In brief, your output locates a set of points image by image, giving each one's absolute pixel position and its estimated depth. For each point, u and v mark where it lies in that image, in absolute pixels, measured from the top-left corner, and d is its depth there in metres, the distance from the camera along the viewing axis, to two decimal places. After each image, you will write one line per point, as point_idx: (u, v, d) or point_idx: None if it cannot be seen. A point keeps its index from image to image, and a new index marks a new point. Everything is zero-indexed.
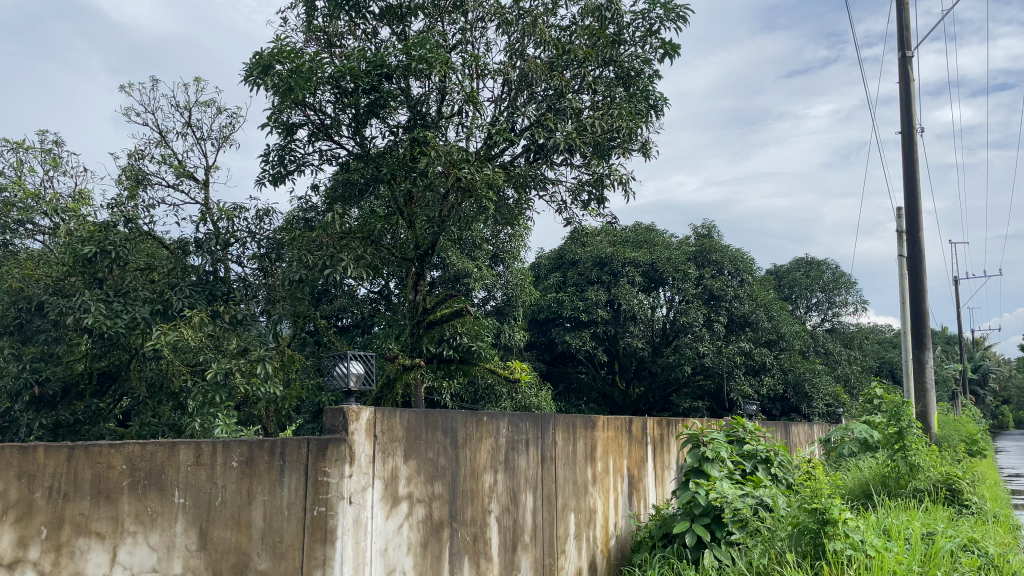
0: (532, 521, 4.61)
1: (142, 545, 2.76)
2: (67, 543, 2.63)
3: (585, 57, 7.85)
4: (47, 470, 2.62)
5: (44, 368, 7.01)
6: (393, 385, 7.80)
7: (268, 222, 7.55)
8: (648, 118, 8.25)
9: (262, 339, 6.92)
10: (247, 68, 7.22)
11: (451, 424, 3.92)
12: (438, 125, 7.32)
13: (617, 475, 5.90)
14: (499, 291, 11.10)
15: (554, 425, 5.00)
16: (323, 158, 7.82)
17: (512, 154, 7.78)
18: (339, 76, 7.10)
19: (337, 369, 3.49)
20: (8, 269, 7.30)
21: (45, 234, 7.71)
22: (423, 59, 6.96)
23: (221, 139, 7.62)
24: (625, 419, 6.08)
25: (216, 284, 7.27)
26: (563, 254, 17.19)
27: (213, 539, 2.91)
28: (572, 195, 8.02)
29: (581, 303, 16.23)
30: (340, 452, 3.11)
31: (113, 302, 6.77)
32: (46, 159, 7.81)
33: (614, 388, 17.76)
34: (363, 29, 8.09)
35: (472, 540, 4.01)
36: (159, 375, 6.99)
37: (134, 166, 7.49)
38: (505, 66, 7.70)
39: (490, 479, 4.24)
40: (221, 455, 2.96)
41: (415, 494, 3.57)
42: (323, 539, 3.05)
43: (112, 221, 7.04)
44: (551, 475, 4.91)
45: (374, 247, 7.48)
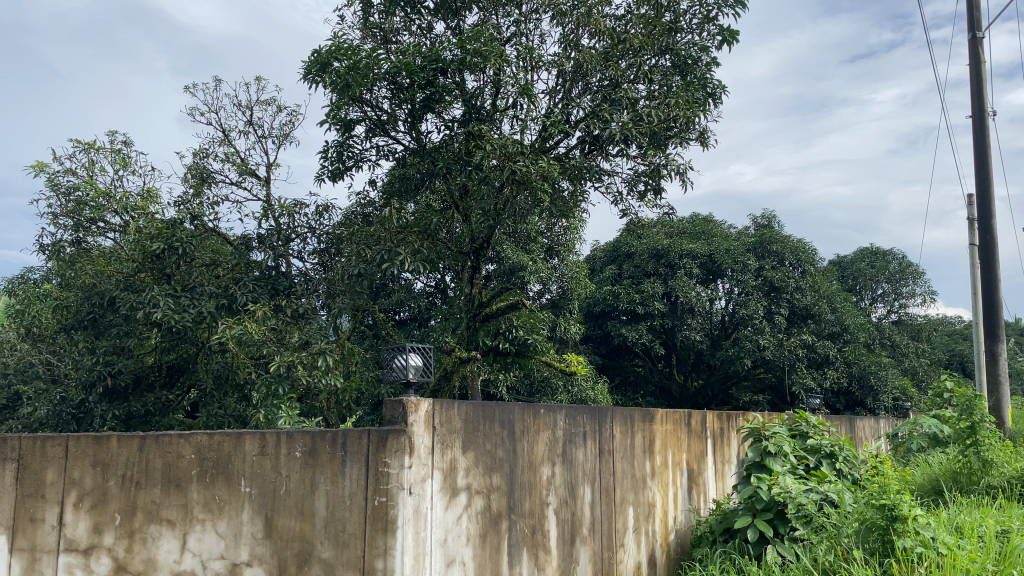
0: (590, 515, 4.60)
1: (209, 532, 3.19)
2: (138, 529, 3.23)
3: (640, 46, 7.78)
4: (119, 460, 3.29)
5: (116, 361, 7.25)
6: (450, 378, 7.80)
7: (328, 218, 7.67)
8: (705, 107, 8.12)
9: (322, 333, 7.03)
10: (306, 65, 7.33)
11: (509, 415, 3.93)
12: (493, 118, 7.38)
13: (676, 468, 5.85)
14: (554, 283, 11.04)
15: (612, 418, 4.97)
16: (381, 154, 7.91)
17: (567, 145, 7.77)
18: (395, 72, 7.15)
19: (397, 361, 3.54)
20: (82, 266, 7.59)
21: (116, 232, 7.98)
22: (478, 52, 7.01)
23: (281, 136, 7.77)
24: (683, 412, 6.02)
25: (278, 279, 7.42)
26: (619, 246, 17.01)
27: (278, 526, 3.17)
28: (628, 186, 7.94)
29: (637, 296, 16.09)
30: (400, 443, 3.07)
31: (180, 297, 6.97)
32: (116, 159, 8.09)
33: (671, 381, 17.57)
34: (418, 24, 8.15)
35: (531, 533, 4.02)
36: (225, 368, 7.18)
37: (200, 164, 7.71)
38: (560, 57, 7.68)
39: (548, 471, 4.25)
40: (285, 446, 3.21)
41: (474, 485, 3.60)
42: (384, 530, 3.04)
43: (178, 218, 7.27)
44: (609, 468, 4.89)
45: (430, 242, 7.54)
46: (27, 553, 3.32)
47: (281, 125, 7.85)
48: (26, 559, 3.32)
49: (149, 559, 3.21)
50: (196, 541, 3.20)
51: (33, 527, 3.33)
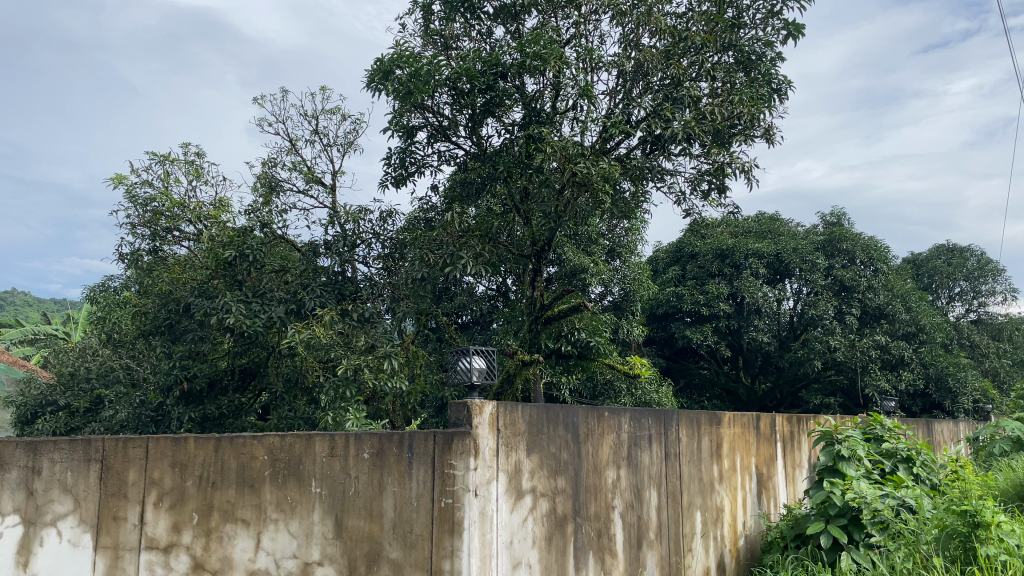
0: (656, 519, 4.55)
1: (282, 532, 3.25)
2: (216, 528, 3.22)
3: (702, 43, 7.67)
4: (196, 460, 3.27)
5: (192, 365, 7.52)
6: (513, 380, 7.76)
7: (392, 223, 7.79)
8: (771, 103, 7.95)
9: (387, 336, 7.13)
10: (369, 74, 7.51)
11: (572, 418, 3.92)
12: (554, 120, 7.33)
13: (744, 473, 5.73)
14: (616, 285, 10.97)
15: (677, 421, 4.91)
16: (443, 159, 7.99)
17: (628, 146, 7.72)
18: (456, 77, 7.20)
19: (461, 364, 3.61)
20: (158, 274, 7.89)
21: (190, 240, 8.26)
22: (538, 55, 7.00)
23: (346, 144, 7.92)
24: (751, 416, 5.90)
25: (344, 284, 7.58)
26: (682, 247, 16.79)
27: (348, 527, 3.28)
28: (691, 185, 7.84)
29: (701, 297, 15.83)
30: (464, 445, 3.25)
31: (251, 303, 7.17)
32: (190, 170, 8.37)
33: (737, 384, 17.29)
34: (478, 30, 8.20)
35: (597, 536, 4.00)
36: (294, 371, 7.37)
37: (268, 173, 7.92)
38: (620, 57, 7.62)
39: (613, 474, 4.22)
40: (354, 448, 3.34)
41: (538, 488, 3.61)
42: (451, 531, 3.26)
43: (249, 226, 7.50)
44: (675, 472, 4.82)
45: (492, 245, 7.60)
46: (111, 551, 3.16)
47: (345, 134, 7.99)
48: (110, 558, 3.15)
49: (226, 558, 3.21)
50: (270, 540, 3.24)
51: (116, 525, 3.18)
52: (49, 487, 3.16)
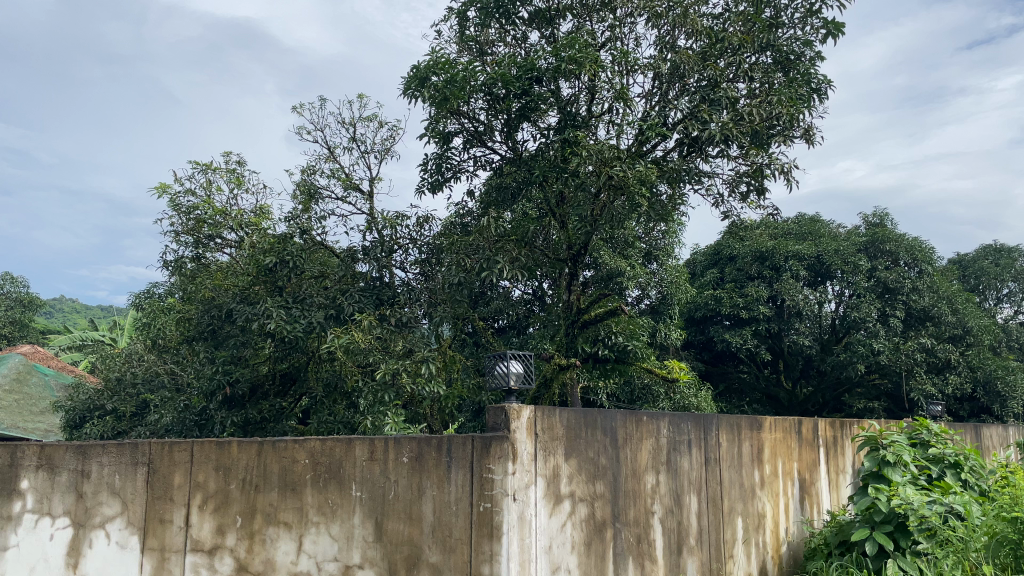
0: (697, 525, 4.50)
1: (323, 535, 3.38)
2: (258, 531, 3.43)
3: (740, 44, 7.59)
4: (239, 464, 3.50)
5: (234, 370, 7.64)
6: (549, 385, 7.71)
7: (428, 229, 7.83)
8: (810, 103, 7.84)
9: (425, 341, 7.18)
10: (406, 81, 7.60)
11: (611, 423, 3.91)
12: (589, 124, 7.33)
13: (787, 478, 5.65)
14: (653, 288, 10.90)
15: (717, 426, 4.86)
16: (478, 164, 8.02)
17: (665, 148, 7.66)
18: (492, 83, 7.23)
19: (498, 368, 3.68)
20: (201, 281, 8.10)
21: (232, 247, 8.40)
22: (572, 59, 6.99)
23: (383, 151, 8.00)
24: (793, 420, 5.82)
25: (382, 289, 7.63)
26: (720, 250, 16.63)
27: (388, 530, 3.34)
28: (729, 187, 7.75)
29: (740, 300, 15.65)
30: (503, 449, 3.20)
31: (292, 309, 7.27)
32: (231, 178, 8.53)
33: (778, 388, 17.04)
34: (513, 35, 8.25)
35: (636, 542, 3.97)
36: (334, 376, 7.44)
37: (307, 181, 8.04)
38: (656, 59, 7.56)
39: (652, 479, 4.18)
40: (394, 451, 3.38)
41: (577, 492, 3.59)
42: (489, 535, 3.20)
43: (289, 233, 7.60)
44: (716, 477, 4.77)
45: (528, 249, 7.62)
46: (158, 551, 3.53)
47: (382, 140, 8.08)
48: (156, 558, 3.53)
49: (268, 560, 3.40)
50: (311, 543, 3.38)
51: (162, 527, 3.54)
52: (99, 490, 3.62)
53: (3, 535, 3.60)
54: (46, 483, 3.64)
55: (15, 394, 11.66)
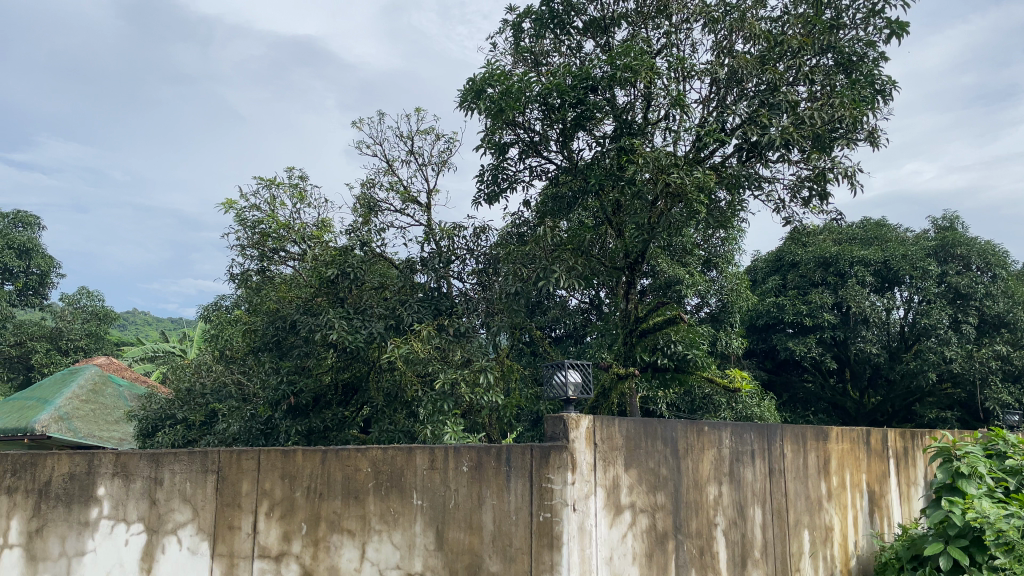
0: (762, 537, 4.41)
1: (386, 542, 3.52)
2: (323, 538, 3.58)
3: (800, 46, 7.45)
4: (305, 472, 3.67)
5: (298, 380, 7.82)
6: (608, 395, 7.59)
7: (485, 239, 7.88)
8: (874, 105, 7.64)
9: (483, 350, 7.27)
10: (462, 94, 7.69)
11: (671, 433, 3.87)
12: (645, 131, 7.33)
13: (855, 490, 5.50)
14: (713, 296, 10.74)
15: (782, 436, 4.76)
16: (534, 174, 8.04)
17: (723, 154, 7.55)
18: (547, 93, 7.22)
19: (557, 377, 3.80)
20: (267, 293, 8.29)
21: (295, 260, 8.60)
22: (628, 67, 6.97)
23: (440, 163, 8.10)
24: (861, 430, 5.66)
25: (440, 299, 7.73)
26: (782, 256, 16.32)
27: (449, 539, 3.47)
28: (791, 193, 7.60)
29: (804, 307, 15.27)
30: (561, 459, 3.29)
31: (353, 319, 7.40)
32: (294, 193, 8.74)
33: (845, 398, 16.58)
34: (568, 45, 8.24)
35: (700, 554, 3.91)
36: (394, 386, 7.52)
37: (367, 194, 8.18)
38: (713, 65, 7.48)
39: (715, 490, 4.12)
40: (453, 461, 3.52)
41: (638, 503, 3.62)
42: (550, 545, 3.28)
43: (350, 245, 7.77)
44: (781, 488, 4.67)
45: (585, 258, 7.58)
46: (227, 557, 3.69)
47: (439, 152, 8.15)
48: (225, 564, 3.68)
49: (333, 566, 3.54)
50: (374, 550, 3.52)
51: (230, 534, 3.70)
52: (171, 497, 3.80)
53: (80, 540, 3.83)
54: (122, 490, 3.85)
55: (92, 403, 12.13)
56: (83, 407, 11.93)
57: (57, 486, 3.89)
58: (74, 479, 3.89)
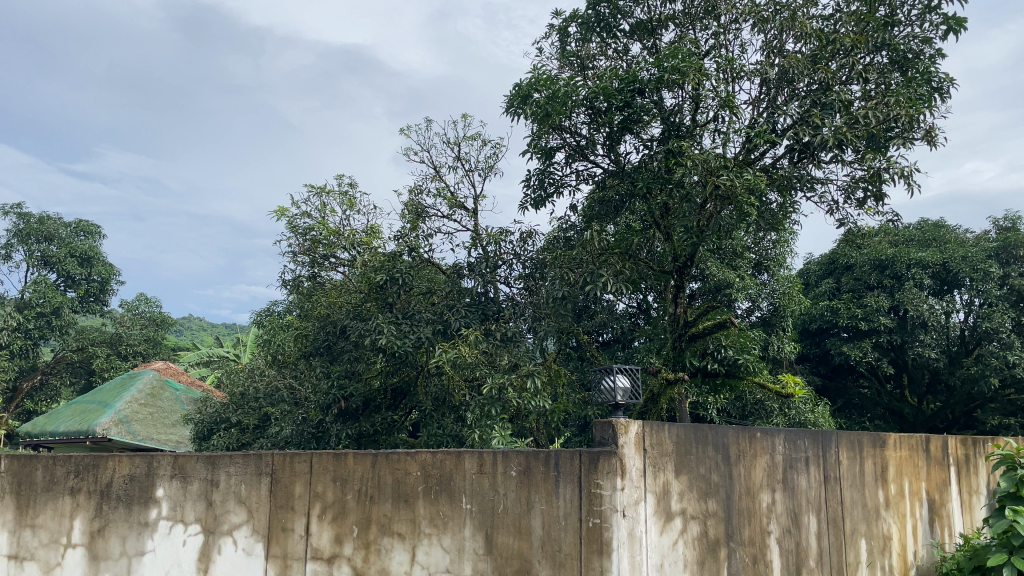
0: (817, 546, 4.31)
1: (435, 546, 3.56)
2: (374, 541, 3.63)
3: (853, 45, 7.30)
4: (355, 475, 3.72)
5: (348, 385, 7.92)
6: (657, 401, 7.46)
7: (531, 244, 7.89)
8: (931, 103, 7.43)
9: (530, 355, 7.25)
10: (508, 99, 7.71)
11: (723, 439, 3.82)
12: (694, 133, 7.25)
13: (914, 499, 5.34)
14: (764, 300, 10.56)
15: (837, 443, 4.64)
16: (581, 178, 8.02)
17: (775, 155, 7.42)
18: (594, 96, 7.21)
19: (605, 383, 3.83)
20: (317, 299, 8.40)
21: (345, 266, 8.72)
22: (676, 69, 6.90)
23: (487, 168, 8.13)
24: (920, 437, 5.50)
25: (487, 304, 7.76)
26: (836, 258, 15.99)
27: (498, 544, 3.49)
28: (844, 194, 7.43)
29: (859, 310, 14.90)
30: (611, 464, 3.33)
31: (401, 324, 7.48)
32: (344, 200, 8.87)
33: (903, 404, 16.13)
34: (614, 48, 8.21)
35: (753, 562, 3.85)
36: (442, 390, 7.57)
37: (415, 200, 8.26)
38: (763, 65, 7.38)
39: (768, 498, 4.04)
40: (502, 466, 3.54)
41: (689, 510, 3.58)
42: (600, 551, 3.34)
43: (398, 251, 7.86)
44: (836, 496, 4.56)
45: (632, 262, 7.52)
46: (280, 559, 3.75)
47: (485, 158, 8.17)
48: (279, 565, 3.75)
49: (383, 569, 3.60)
50: (424, 554, 3.57)
51: (284, 535, 3.77)
52: (227, 499, 3.89)
53: (140, 540, 3.94)
54: (180, 491, 3.94)
55: (150, 406, 12.48)
56: (142, 410, 12.28)
57: (118, 487, 4.01)
58: (134, 481, 4.00)
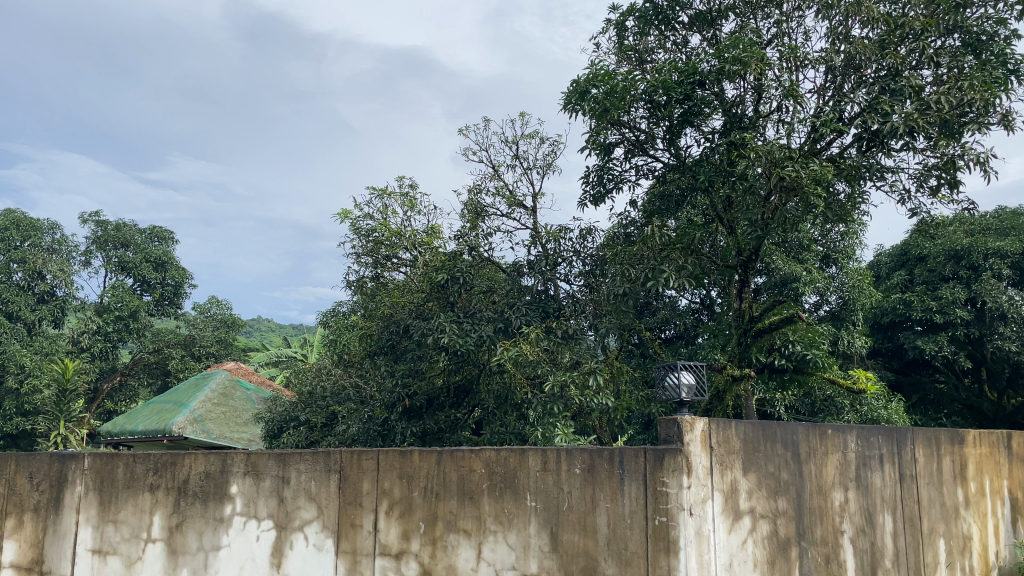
0: (893, 546, 4.18)
1: (501, 543, 3.58)
2: (440, 538, 3.69)
3: (923, 28, 7.05)
4: (421, 472, 3.78)
5: (412, 383, 8.03)
6: (722, 398, 7.30)
7: (591, 240, 7.85)
8: (1007, 86, 7.09)
9: (591, 352, 7.23)
10: (566, 96, 7.70)
11: (792, 436, 3.73)
12: (757, 125, 7.09)
13: (996, 498, 5.13)
14: (833, 294, 10.28)
15: (912, 440, 4.49)
16: (641, 173, 7.94)
17: (842, 144, 7.21)
18: (652, 90, 7.13)
19: (669, 380, 3.80)
20: (381, 299, 8.54)
21: (407, 266, 8.83)
22: (737, 59, 6.77)
23: (545, 166, 8.12)
24: (1001, 433, 5.28)
25: (548, 301, 7.75)
26: (909, 249, 15.47)
27: (564, 541, 3.49)
28: (917, 182, 7.18)
29: (934, 303, 14.36)
30: (677, 462, 3.29)
31: (463, 323, 7.54)
32: (405, 202, 8.98)
33: (982, 399, 15.49)
34: (673, 40, 8.10)
35: (825, 562, 3.75)
36: (505, 388, 7.61)
37: (474, 200, 8.31)
38: (828, 52, 7.18)
39: (841, 496, 3.93)
40: (567, 463, 3.54)
41: (758, 509, 3.51)
42: (666, 550, 3.27)
43: (459, 251, 7.93)
44: (912, 495, 4.41)
45: (695, 257, 7.38)
46: (350, 555, 3.82)
47: (543, 156, 8.18)
48: (349, 561, 3.82)
49: (450, 565, 3.64)
50: (490, 550, 3.59)
51: (353, 531, 3.84)
52: (298, 495, 3.98)
53: (216, 535, 4.07)
54: (253, 488, 4.06)
55: (223, 406, 12.86)
56: (215, 410, 12.66)
57: (194, 484, 4.16)
58: (209, 478, 4.15)
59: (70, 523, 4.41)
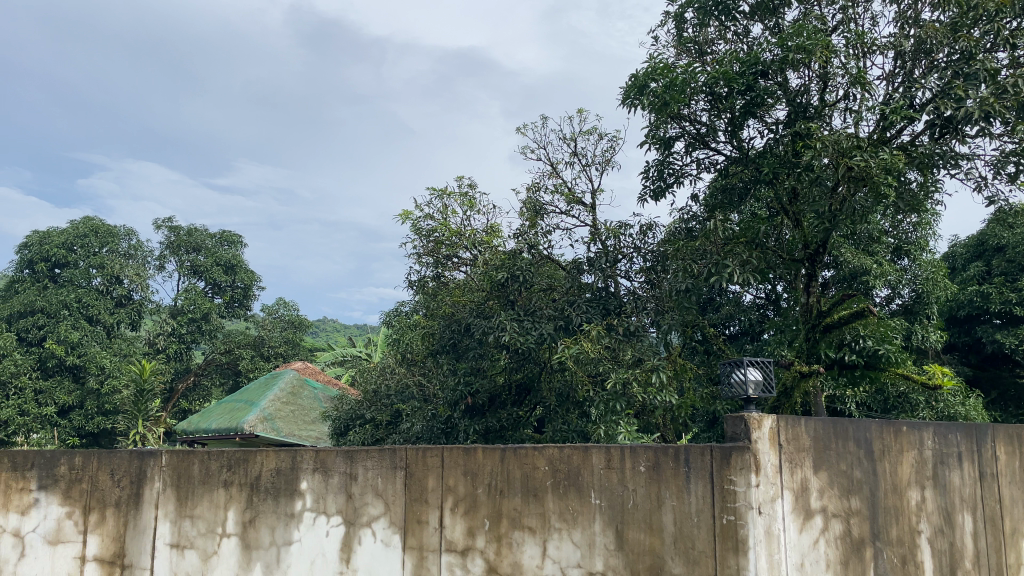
0: (973, 547, 4.02)
1: (566, 540, 3.58)
2: (505, 534, 3.70)
3: (998, 9, 6.71)
4: (485, 469, 3.80)
5: (474, 381, 8.08)
6: (790, 394, 7.13)
7: (652, 236, 7.78)
8: None
9: (653, 350, 7.14)
10: (625, 91, 7.62)
11: (865, 433, 3.63)
12: (823, 114, 6.88)
13: None
14: (906, 287, 9.94)
15: (994, 437, 4.31)
16: (702, 167, 7.82)
17: (913, 132, 6.97)
18: (713, 82, 6.98)
19: (735, 376, 3.73)
20: (443, 298, 8.65)
21: (467, 265, 8.90)
22: (802, 48, 6.61)
23: (604, 162, 8.08)
24: None
25: (609, 299, 7.71)
26: (986, 240, 14.85)
27: (630, 540, 3.47)
28: (994, 169, 6.87)
29: (1014, 295, 13.75)
30: (744, 460, 3.27)
31: (524, 321, 7.55)
32: (465, 201, 9.05)
33: None
34: (734, 30, 7.95)
35: (902, 563, 3.64)
36: (566, 386, 7.59)
37: (533, 198, 8.33)
38: (897, 37, 6.96)
39: (917, 495, 3.80)
40: (631, 461, 3.52)
41: (830, 508, 3.43)
42: (735, 549, 3.26)
43: (518, 249, 7.96)
44: (994, 494, 4.24)
45: (759, 251, 7.26)
46: (416, 550, 3.88)
47: (601, 152, 8.16)
48: (416, 557, 3.87)
49: (516, 562, 3.66)
50: (555, 548, 3.60)
51: (419, 527, 3.90)
52: (365, 492, 4.06)
53: (287, 530, 4.18)
54: (322, 484, 4.15)
55: (292, 404, 13.18)
56: (284, 408, 12.97)
57: (266, 481, 4.28)
58: (280, 474, 4.26)
59: (150, 517, 4.58)
